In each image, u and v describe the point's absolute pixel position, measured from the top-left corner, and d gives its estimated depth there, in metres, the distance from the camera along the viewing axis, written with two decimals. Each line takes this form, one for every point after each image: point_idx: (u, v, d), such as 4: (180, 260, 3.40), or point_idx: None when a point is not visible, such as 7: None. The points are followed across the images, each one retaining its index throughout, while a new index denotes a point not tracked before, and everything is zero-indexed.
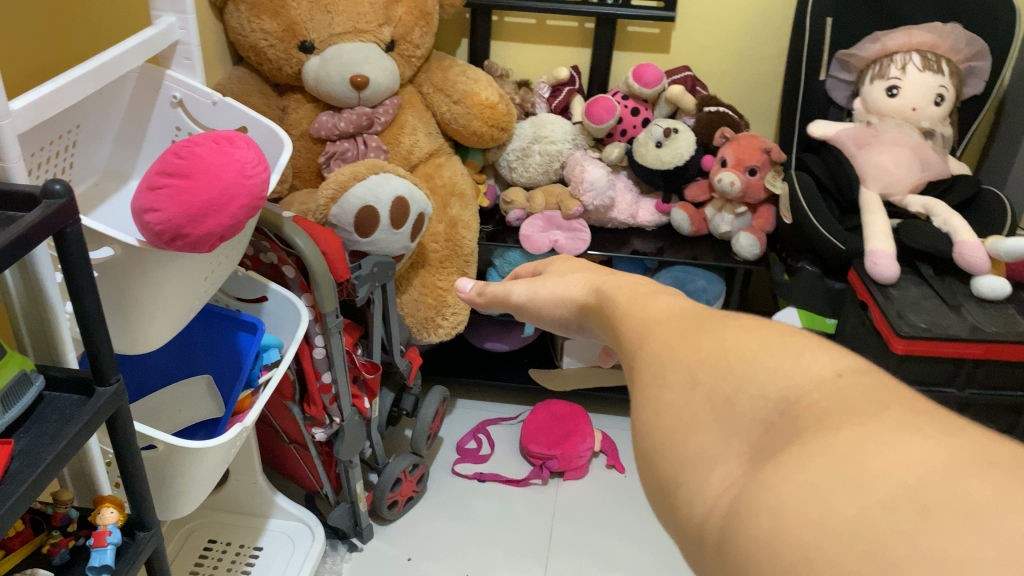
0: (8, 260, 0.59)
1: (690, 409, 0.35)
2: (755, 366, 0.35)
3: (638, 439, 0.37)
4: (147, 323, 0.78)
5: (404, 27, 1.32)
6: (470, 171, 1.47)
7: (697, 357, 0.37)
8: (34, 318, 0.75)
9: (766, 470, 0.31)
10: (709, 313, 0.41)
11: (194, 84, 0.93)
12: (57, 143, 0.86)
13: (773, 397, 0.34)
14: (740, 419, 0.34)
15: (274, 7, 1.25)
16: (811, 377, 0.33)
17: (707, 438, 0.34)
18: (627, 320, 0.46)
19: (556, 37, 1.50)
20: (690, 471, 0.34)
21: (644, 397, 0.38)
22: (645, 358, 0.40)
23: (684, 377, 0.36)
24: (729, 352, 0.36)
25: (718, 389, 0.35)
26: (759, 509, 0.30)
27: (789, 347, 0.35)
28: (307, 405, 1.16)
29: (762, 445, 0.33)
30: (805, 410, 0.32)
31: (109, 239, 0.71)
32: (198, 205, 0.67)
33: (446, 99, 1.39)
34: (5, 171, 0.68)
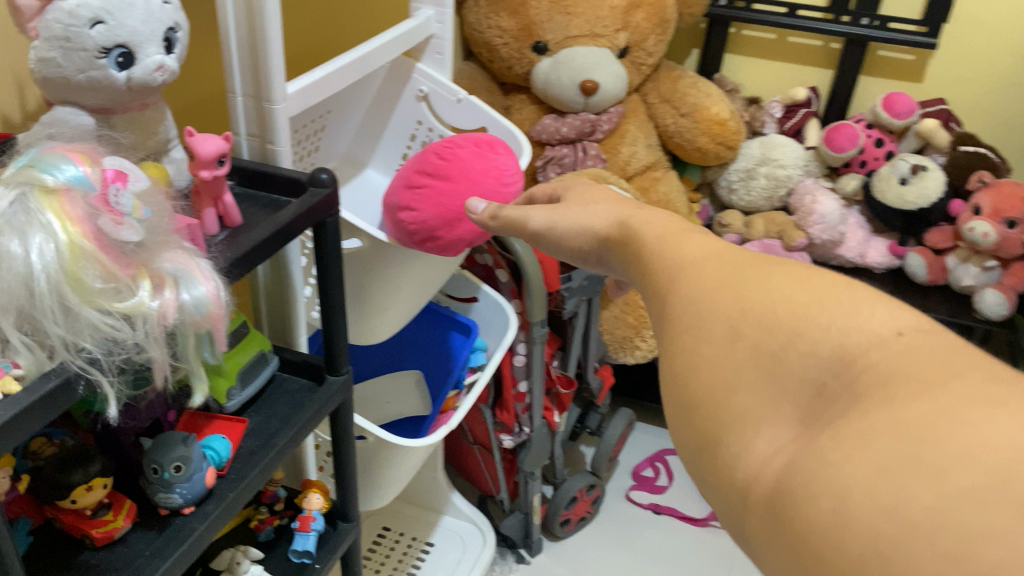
0: (270, 251, 0.59)
1: (732, 365, 0.36)
2: (799, 323, 0.35)
3: (676, 389, 0.38)
4: (379, 316, 0.78)
5: (639, 33, 1.27)
6: (686, 187, 1.41)
7: (738, 313, 0.37)
8: (276, 298, 0.76)
9: (822, 440, 0.31)
10: (759, 258, 0.40)
11: (443, 79, 0.93)
12: (310, 127, 0.89)
13: (824, 356, 0.33)
14: (790, 379, 0.34)
15: (514, 5, 1.23)
16: (871, 339, 0.32)
17: (751, 398, 0.35)
18: (666, 261, 0.44)
19: (796, 55, 1.41)
20: (734, 435, 0.34)
21: (682, 352, 0.38)
22: (682, 312, 0.40)
23: (726, 330, 0.37)
24: (774, 310, 0.36)
25: (762, 346, 0.35)
26: (814, 478, 0.30)
27: (842, 304, 0.34)
28: (499, 410, 1.13)
29: (814, 413, 0.33)
30: (865, 377, 0.32)
31: (359, 232, 0.71)
32: (453, 208, 0.66)
33: (672, 111, 1.33)
34: (274, 155, 0.68)
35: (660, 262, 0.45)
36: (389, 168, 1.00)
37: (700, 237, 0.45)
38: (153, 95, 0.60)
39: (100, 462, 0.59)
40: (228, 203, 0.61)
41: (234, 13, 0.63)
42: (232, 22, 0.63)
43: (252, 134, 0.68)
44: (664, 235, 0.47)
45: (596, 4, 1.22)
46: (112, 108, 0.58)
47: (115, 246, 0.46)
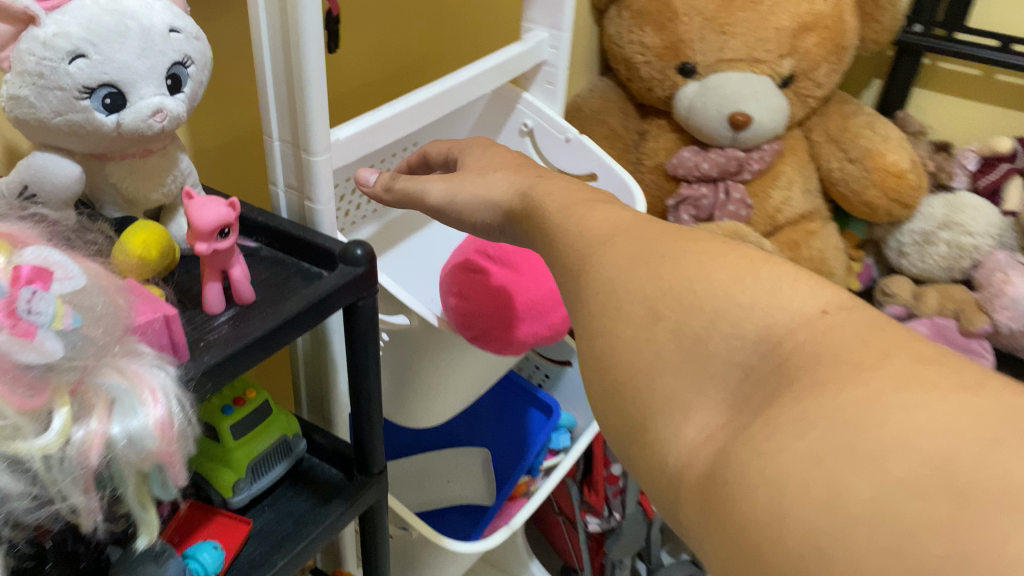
0: (257, 356, 0.47)
1: (655, 348, 0.32)
2: (721, 299, 0.31)
3: (599, 373, 0.34)
4: (432, 401, 0.65)
5: (810, 61, 1.07)
6: (846, 244, 1.20)
7: (653, 287, 0.33)
8: (315, 369, 0.64)
9: (753, 430, 0.27)
10: (666, 233, 0.37)
11: (551, 115, 0.78)
12: (389, 161, 0.77)
13: (752, 338, 0.30)
14: (711, 360, 0.30)
15: (661, 19, 1.06)
16: (795, 318, 0.29)
17: (679, 379, 0.31)
18: (575, 242, 0.40)
19: (1004, 97, 1.16)
20: (663, 418, 0.30)
21: (602, 334, 0.34)
22: (597, 288, 0.36)
23: (644, 311, 0.33)
24: (695, 292, 0.32)
25: (685, 328, 0.32)
26: (748, 471, 0.26)
27: (763, 282, 0.31)
28: (587, 488, 0.99)
29: (742, 395, 0.29)
30: (795, 357, 0.28)
31: (407, 309, 0.58)
32: (515, 305, 0.53)
33: (840, 154, 1.12)
34: (313, 214, 0.56)
35: (560, 238, 0.42)
36: None
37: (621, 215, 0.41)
38: (159, 139, 0.49)
39: (55, 560, 0.48)
40: (238, 277, 0.50)
41: (270, 45, 0.51)
42: (268, 56, 0.52)
43: (291, 185, 0.56)
44: (564, 205, 0.43)
45: (760, 23, 1.03)
46: (107, 153, 0.48)
47: (21, 374, 0.34)
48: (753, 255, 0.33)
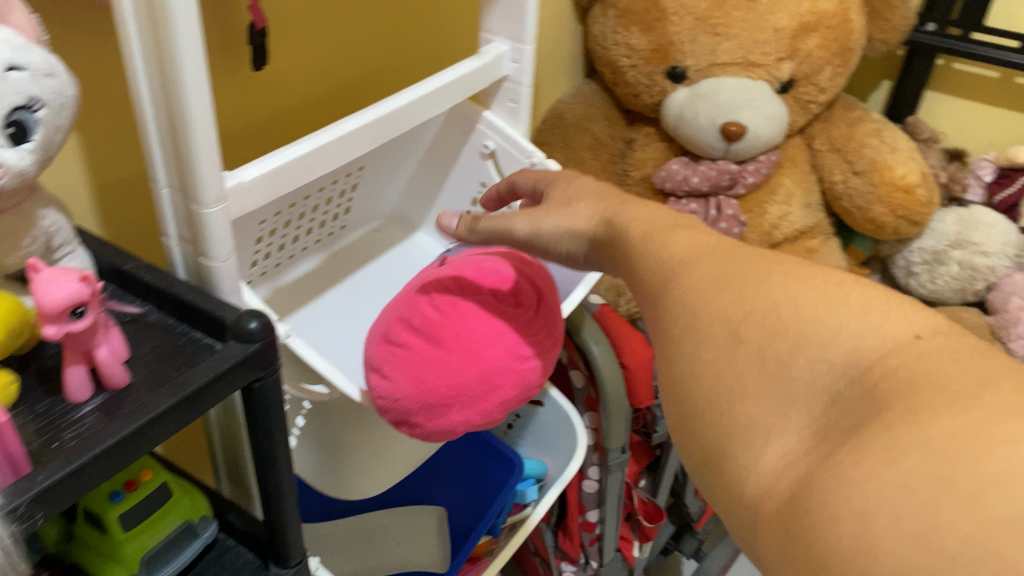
0: (111, 470, 0.38)
1: (735, 370, 0.31)
2: (810, 318, 0.30)
3: (678, 396, 0.33)
4: (364, 474, 0.57)
5: (812, 64, 0.98)
6: (849, 261, 1.11)
7: (736, 305, 0.33)
8: (229, 442, 0.56)
9: (841, 455, 0.26)
10: (754, 256, 0.35)
11: (514, 137, 0.69)
12: (332, 189, 0.68)
13: (841, 362, 0.29)
14: (796, 390, 0.29)
15: (649, 20, 0.97)
16: (886, 342, 0.28)
17: (761, 404, 0.30)
18: (658, 269, 0.38)
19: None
20: (740, 444, 0.29)
21: (683, 355, 0.33)
22: (681, 301, 0.35)
23: (725, 335, 0.32)
24: (778, 312, 0.31)
25: (767, 349, 0.31)
26: (832, 501, 0.25)
27: (853, 308, 0.30)
28: (562, 535, 0.92)
29: (829, 423, 0.28)
30: (884, 384, 0.27)
31: (326, 380, 0.50)
32: (441, 391, 0.48)
33: (844, 165, 1.02)
34: (210, 272, 0.48)
35: (643, 276, 0.39)
36: (444, 235, 0.78)
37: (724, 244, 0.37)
38: (7, 198, 0.41)
39: None
40: (105, 358, 0.42)
41: (149, 84, 0.43)
42: (148, 96, 0.43)
43: (184, 238, 0.48)
44: (650, 231, 0.42)
45: (756, 24, 0.94)
46: None
47: None
48: (828, 279, 0.32)
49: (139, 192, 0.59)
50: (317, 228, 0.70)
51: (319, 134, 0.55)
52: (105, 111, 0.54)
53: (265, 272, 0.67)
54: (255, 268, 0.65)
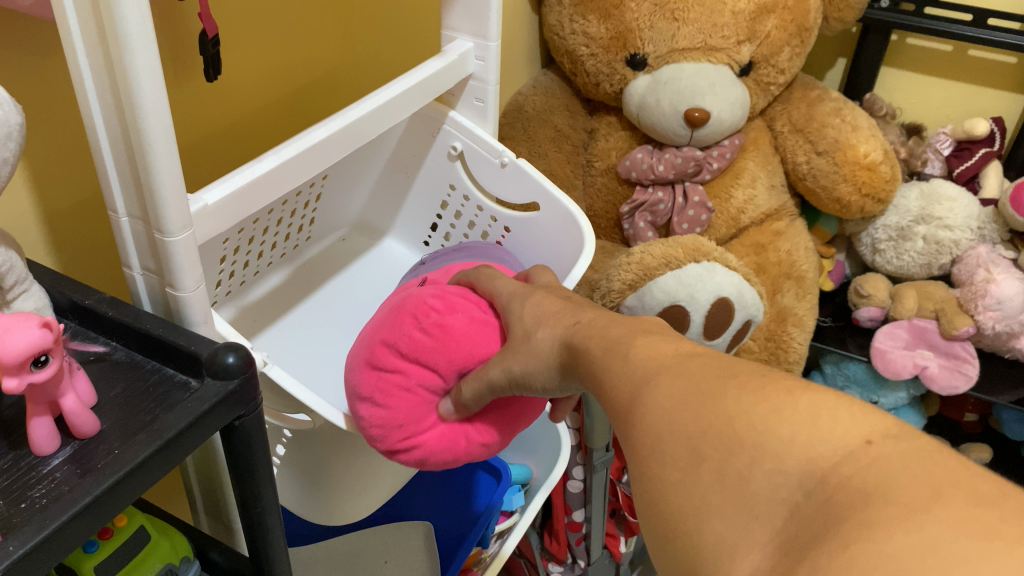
0: (82, 535, 0.35)
1: (699, 486, 0.29)
2: (764, 431, 0.28)
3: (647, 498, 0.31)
4: (351, 501, 0.55)
5: (771, 45, 0.97)
6: (815, 241, 1.10)
7: (695, 422, 0.30)
8: (206, 476, 0.53)
9: (800, 574, 0.24)
10: (709, 366, 0.32)
11: (482, 137, 0.67)
12: (297, 201, 0.65)
13: (797, 472, 0.27)
14: (756, 500, 0.27)
15: (607, 7, 0.95)
16: (840, 450, 0.26)
17: (726, 522, 0.27)
18: (618, 380, 0.35)
19: (976, 74, 1.08)
20: (711, 563, 0.27)
21: (647, 468, 0.31)
22: (645, 416, 0.32)
23: (686, 452, 0.29)
24: (733, 423, 0.29)
25: (726, 462, 0.28)
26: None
27: (803, 411, 0.28)
28: (548, 537, 0.90)
29: (790, 538, 0.26)
30: (841, 493, 0.25)
31: (311, 410, 0.48)
32: None
33: (806, 146, 1.02)
34: (179, 304, 0.45)
35: (601, 373, 0.38)
36: (414, 239, 0.76)
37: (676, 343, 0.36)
38: None
39: None
40: (74, 407, 0.39)
41: (102, 107, 0.40)
42: (101, 118, 0.40)
43: (149, 269, 0.45)
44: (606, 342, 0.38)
45: (714, 7, 0.92)
46: None
47: None
48: (782, 378, 0.30)
49: (90, 223, 0.56)
50: (281, 241, 0.67)
51: (285, 147, 0.52)
52: (54, 136, 0.51)
53: (230, 290, 0.64)
54: (221, 288, 0.62)
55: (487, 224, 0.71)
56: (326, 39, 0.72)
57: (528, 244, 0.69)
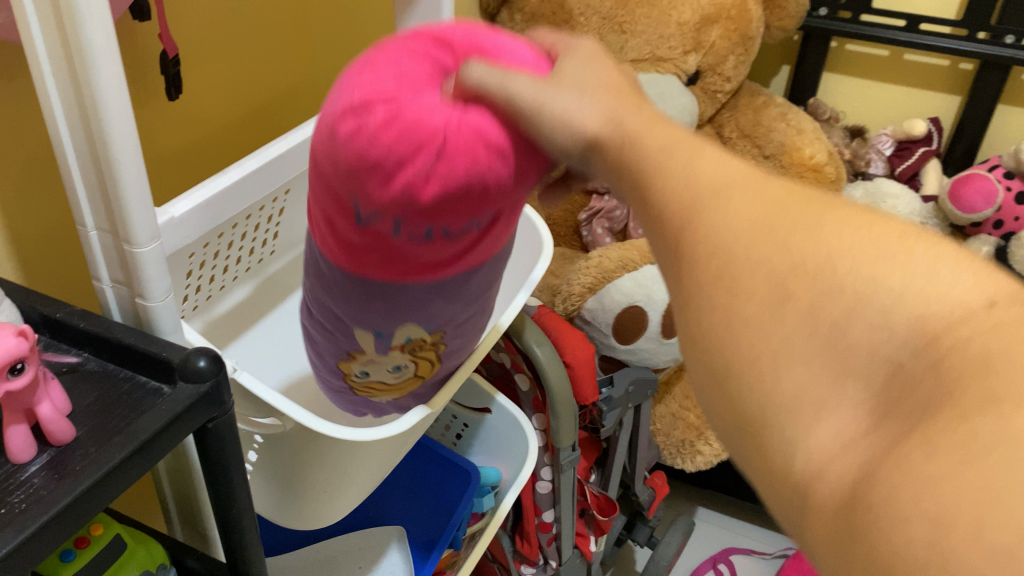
0: (62, 536, 0.36)
1: (785, 332, 0.28)
2: (876, 285, 0.27)
3: (702, 353, 0.30)
4: (324, 504, 0.56)
5: (716, 55, 1.01)
6: None
7: (780, 255, 0.29)
8: (180, 485, 0.54)
9: (909, 446, 0.23)
10: (799, 208, 0.31)
11: None
12: (261, 214, 0.66)
13: (904, 328, 0.25)
14: (855, 357, 0.26)
15: (557, 22, 0.98)
16: (956, 310, 0.25)
17: (812, 374, 0.27)
18: (672, 189, 0.34)
19: (913, 77, 1.12)
20: (788, 420, 0.27)
21: (715, 302, 0.30)
22: (698, 265, 0.31)
23: (772, 287, 0.28)
24: (835, 267, 0.28)
25: (820, 311, 0.27)
26: (897, 502, 0.22)
27: (918, 268, 0.27)
28: (520, 540, 0.92)
29: (890, 403, 0.25)
30: (955, 356, 0.24)
31: (280, 413, 0.49)
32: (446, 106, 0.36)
33: (755, 149, 1.07)
34: (149, 315, 0.46)
35: None
36: None
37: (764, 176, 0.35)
38: None
39: None
40: (49, 414, 0.40)
41: (69, 125, 0.41)
42: (68, 135, 0.42)
43: (119, 281, 0.47)
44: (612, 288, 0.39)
45: (660, 20, 0.96)
46: None
47: None
48: (879, 223, 0.30)
49: (54, 237, 0.57)
50: (246, 255, 0.68)
51: (246, 161, 0.54)
52: (19, 152, 0.52)
53: (196, 304, 0.65)
54: (187, 302, 0.63)
55: None
56: (288, 56, 0.74)
57: None
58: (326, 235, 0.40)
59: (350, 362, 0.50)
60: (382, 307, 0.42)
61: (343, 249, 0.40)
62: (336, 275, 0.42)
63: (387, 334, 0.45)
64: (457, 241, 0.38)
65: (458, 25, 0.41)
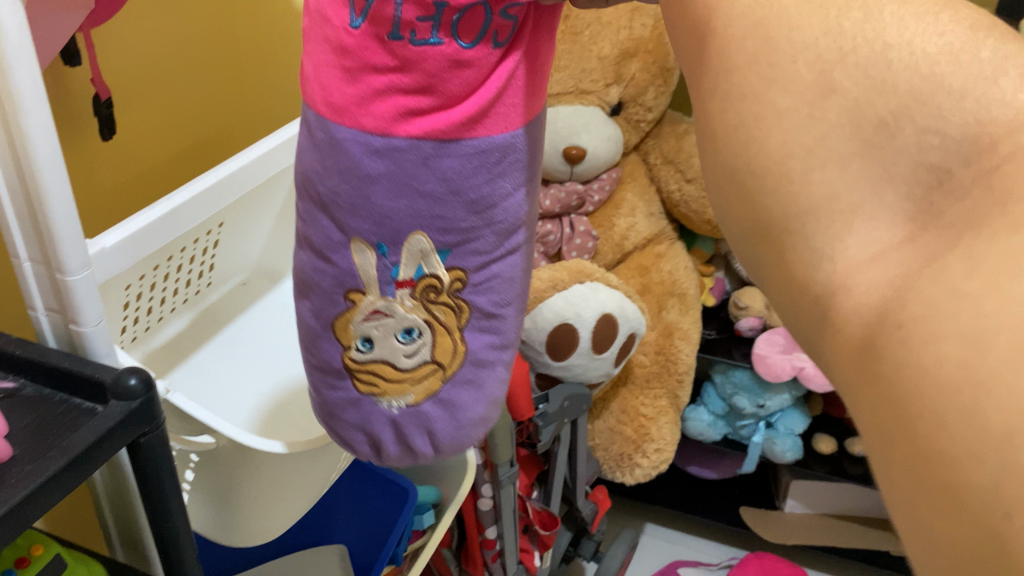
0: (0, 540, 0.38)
1: (823, 126, 0.26)
2: (935, 80, 0.24)
3: (721, 145, 0.29)
4: (262, 516, 0.59)
5: (636, 87, 1.05)
6: (695, 261, 1.19)
7: (828, 37, 0.26)
8: (119, 507, 0.56)
9: (950, 258, 0.23)
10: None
11: None
12: (196, 245, 0.69)
13: (957, 132, 0.24)
14: (894, 162, 0.25)
15: None
16: (1019, 109, 0.23)
17: (850, 179, 0.26)
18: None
19: None
20: (819, 228, 0.26)
21: (746, 90, 0.28)
22: (733, 40, 0.28)
23: (814, 80, 0.26)
24: (890, 61, 0.25)
25: (867, 109, 0.25)
26: (929, 320, 0.22)
27: (986, 65, 0.24)
28: (465, 559, 0.94)
29: (930, 210, 0.24)
30: (1012, 165, 0.23)
31: (213, 430, 0.52)
32: None
33: (677, 175, 1.11)
34: (82, 340, 0.49)
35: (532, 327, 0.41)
36: None
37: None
38: None
39: None
40: None
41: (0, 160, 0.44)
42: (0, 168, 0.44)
43: (53, 309, 0.49)
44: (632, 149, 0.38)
45: (581, 55, 1.01)
46: None
47: None
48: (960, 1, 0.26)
49: None
50: (183, 287, 0.71)
51: (175, 194, 0.57)
52: None
53: (135, 336, 0.67)
54: (126, 333, 0.66)
55: None
56: (219, 96, 0.78)
57: None
58: (336, 62, 0.39)
59: (351, 318, 0.46)
60: (398, 147, 0.39)
61: (355, 73, 0.38)
62: (348, 120, 0.39)
63: (391, 251, 0.42)
64: (468, 28, 0.37)
65: None
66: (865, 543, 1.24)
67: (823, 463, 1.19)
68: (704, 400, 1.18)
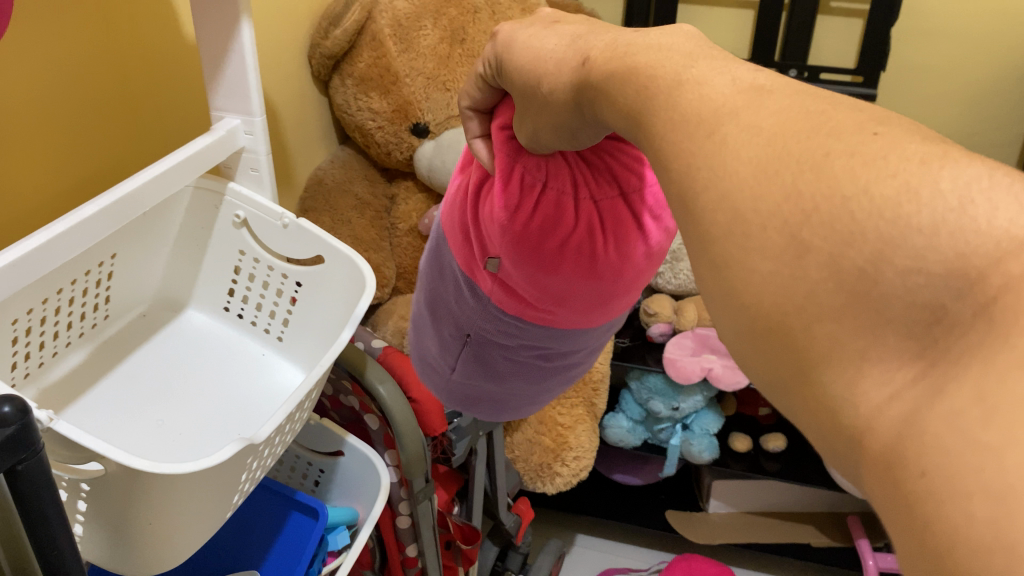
0: None
1: (805, 285, 0.24)
2: (901, 223, 0.23)
3: (707, 270, 0.27)
4: (162, 543, 0.59)
5: None
6: None
7: (790, 202, 0.25)
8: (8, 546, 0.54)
9: (959, 398, 0.20)
10: (809, 107, 0.28)
11: (260, 200, 0.75)
12: (87, 279, 0.70)
13: (942, 269, 0.22)
14: (893, 309, 0.22)
15: (385, 83, 1.04)
16: (1002, 241, 0.21)
17: (849, 326, 0.23)
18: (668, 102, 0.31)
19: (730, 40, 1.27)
20: (835, 382, 0.23)
21: (727, 261, 0.26)
22: (692, 152, 0.28)
23: (783, 240, 0.25)
24: (851, 213, 0.24)
25: (843, 262, 0.23)
26: (951, 474, 0.20)
27: (951, 196, 0.22)
28: None
29: (935, 346, 0.22)
30: (1009, 297, 0.21)
31: (102, 458, 0.52)
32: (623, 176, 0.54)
33: None
34: None
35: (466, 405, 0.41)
36: (213, 305, 0.82)
37: (665, 53, 0.34)
38: None
39: None
40: None
41: None
42: None
43: None
44: None
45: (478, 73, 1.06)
46: None
47: None
48: (866, 116, 0.27)
49: None
50: (77, 319, 0.70)
51: (54, 224, 0.57)
52: None
53: (27, 371, 0.66)
54: (18, 369, 0.65)
55: (280, 281, 0.78)
56: (104, 128, 0.78)
57: (317, 298, 0.76)
58: None
59: None
60: None
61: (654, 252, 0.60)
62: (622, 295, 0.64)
63: None
64: None
65: (511, 200, 0.52)
66: (783, 537, 1.27)
67: (739, 461, 1.22)
68: (622, 407, 1.21)
